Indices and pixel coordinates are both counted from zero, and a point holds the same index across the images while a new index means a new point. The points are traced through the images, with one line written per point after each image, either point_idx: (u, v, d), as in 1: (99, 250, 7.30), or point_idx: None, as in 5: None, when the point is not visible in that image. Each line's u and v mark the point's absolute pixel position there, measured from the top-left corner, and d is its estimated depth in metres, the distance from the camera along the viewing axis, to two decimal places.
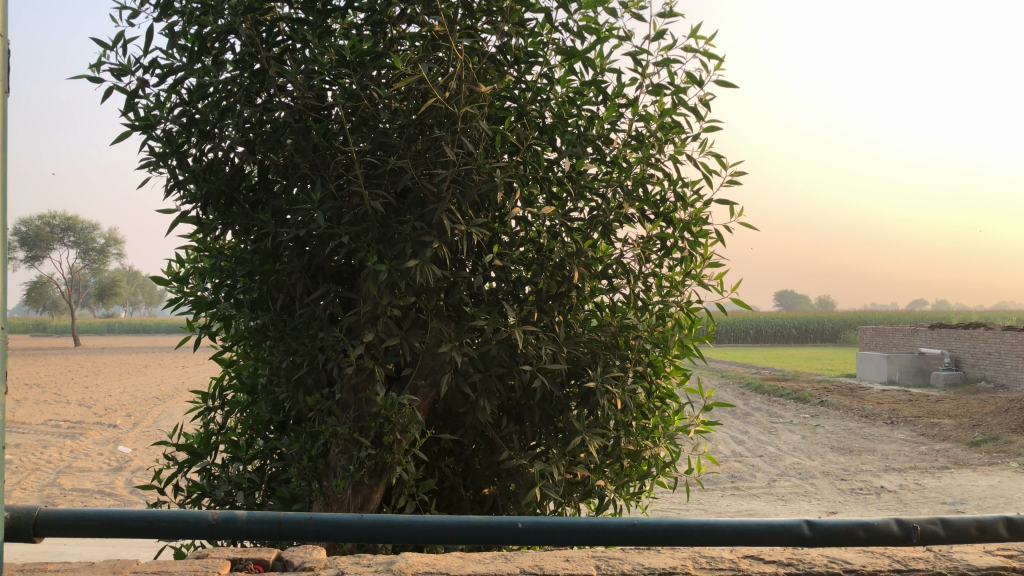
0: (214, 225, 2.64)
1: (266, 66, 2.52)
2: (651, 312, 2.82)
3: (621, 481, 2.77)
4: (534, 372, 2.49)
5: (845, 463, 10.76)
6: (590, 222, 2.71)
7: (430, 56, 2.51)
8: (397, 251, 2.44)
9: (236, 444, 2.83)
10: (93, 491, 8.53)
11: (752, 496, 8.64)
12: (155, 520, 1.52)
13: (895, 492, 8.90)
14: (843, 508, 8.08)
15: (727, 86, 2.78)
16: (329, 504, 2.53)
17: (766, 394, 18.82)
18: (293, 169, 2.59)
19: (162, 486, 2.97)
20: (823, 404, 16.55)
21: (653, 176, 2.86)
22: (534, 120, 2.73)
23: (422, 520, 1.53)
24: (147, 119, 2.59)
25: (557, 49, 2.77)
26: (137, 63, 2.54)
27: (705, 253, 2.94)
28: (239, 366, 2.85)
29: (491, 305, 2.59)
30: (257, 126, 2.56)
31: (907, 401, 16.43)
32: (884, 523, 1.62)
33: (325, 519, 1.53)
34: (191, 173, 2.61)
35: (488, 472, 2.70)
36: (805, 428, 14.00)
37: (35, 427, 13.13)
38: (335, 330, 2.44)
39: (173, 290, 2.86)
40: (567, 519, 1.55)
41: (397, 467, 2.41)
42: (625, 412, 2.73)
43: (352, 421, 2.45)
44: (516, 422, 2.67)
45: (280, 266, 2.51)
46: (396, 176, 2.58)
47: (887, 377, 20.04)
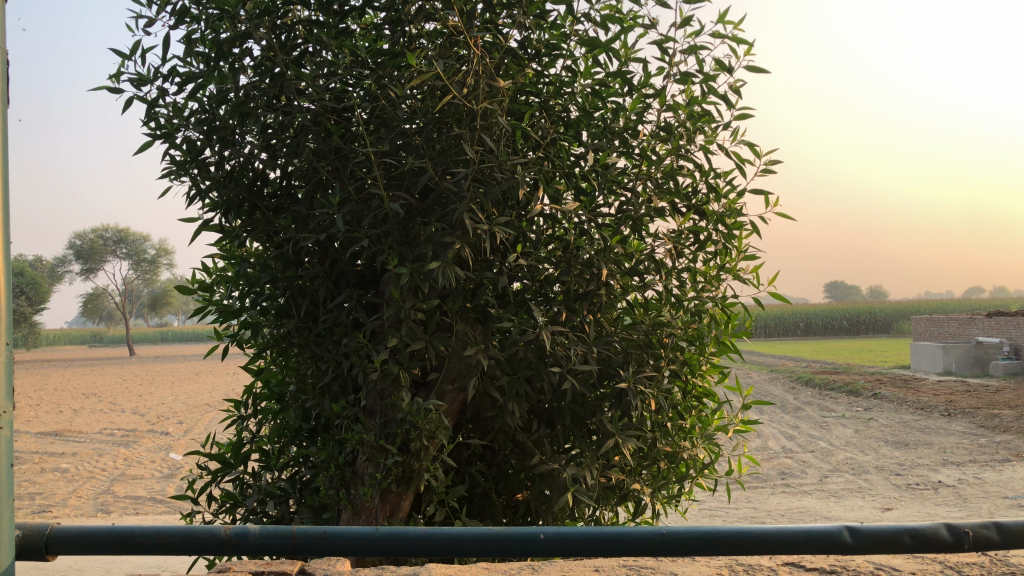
0: (237, 232, 2.60)
1: (283, 69, 2.48)
2: (686, 309, 2.72)
3: (658, 485, 2.67)
4: (564, 373, 2.42)
5: (901, 457, 10.47)
6: (620, 217, 2.62)
7: (450, 53, 2.45)
8: (418, 253, 2.38)
9: (267, 452, 2.80)
10: (145, 498, 8.67)
11: (804, 493, 8.45)
12: (167, 536, 1.47)
13: (954, 486, 8.60)
14: (899, 505, 7.84)
15: (758, 72, 2.68)
16: (358, 513, 2.49)
17: (818, 388, 18.46)
18: (315, 174, 2.55)
19: (196, 496, 2.95)
20: (876, 397, 16.16)
21: (683, 168, 2.77)
22: (559, 114, 2.66)
23: (439, 532, 1.45)
24: (167, 128, 2.58)
25: (580, 40, 2.70)
26: (156, 72, 2.53)
27: (741, 246, 2.83)
28: (267, 374, 2.82)
29: (517, 306, 2.52)
30: (277, 130, 2.52)
31: (964, 392, 15.98)
32: (932, 528, 1.51)
33: (339, 532, 1.46)
34: (213, 181, 2.59)
35: (521, 477, 2.63)
36: (858, 421, 13.67)
37: (90, 436, 13.45)
38: (358, 335, 2.40)
39: (200, 299, 2.84)
40: (591, 529, 1.46)
41: (425, 474, 2.35)
42: (660, 412, 2.64)
43: (378, 427, 2.40)
44: (548, 425, 2.59)
45: (303, 273, 2.48)
46: (417, 177, 2.52)
47: (944, 368, 19.51)
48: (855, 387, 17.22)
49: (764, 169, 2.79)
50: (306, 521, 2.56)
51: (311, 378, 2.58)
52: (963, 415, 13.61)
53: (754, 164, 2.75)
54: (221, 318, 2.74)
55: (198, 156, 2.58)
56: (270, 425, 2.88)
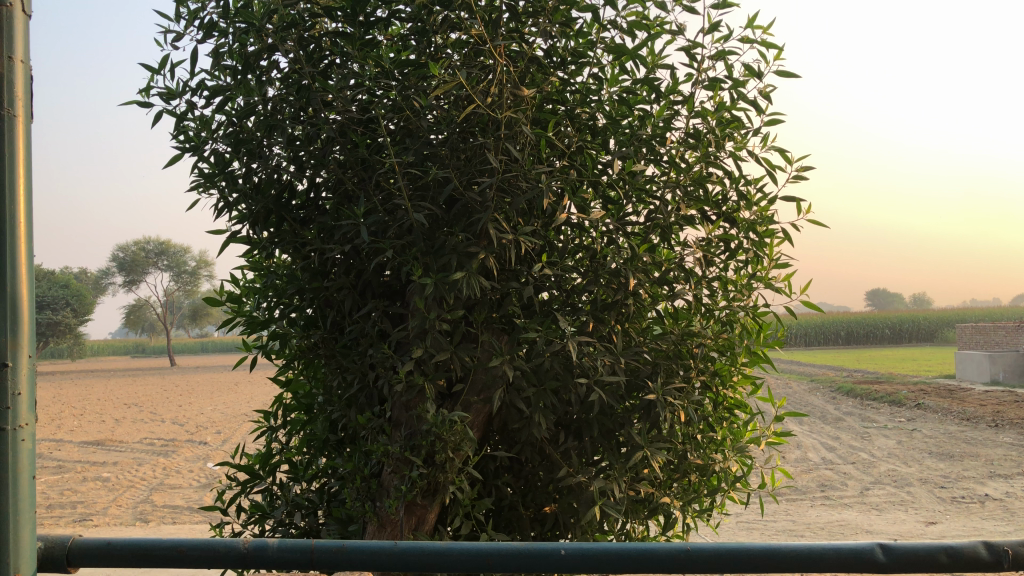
0: (264, 244, 2.62)
1: (310, 81, 2.48)
2: (717, 318, 2.67)
3: (688, 497, 2.63)
4: (591, 385, 2.37)
5: (945, 469, 10.22)
6: (648, 225, 2.59)
7: (474, 62, 2.44)
8: (443, 263, 2.36)
9: (295, 464, 2.79)
10: (184, 507, 8.78)
11: (843, 506, 8.29)
12: (186, 549, 1.46)
13: (1001, 500, 8.37)
14: (943, 519, 7.64)
15: (788, 77, 2.63)
16: (383, 526, 2.47)
17: (859, 398, 18.14)
18: (342, 185, 2.54)
19: (226, 507, 2.95)
20: (920, 407, 15.85)
21: (713, 175, 2.72)
22: (586, 123, 2.63)
23: (459, 548, 1.42)
24: (195, 140, 2.60)
25: (607, 48, 2.67)
26: (185, 86, 2.56)
27: (773, 254, 2.77)
28: (295, 385, 2.82)
29: (544, 316, 2.49)
30: (304, 141, 2.52)
31: (1010, 402, 15.61)
32: (970, 547, 1.44)
33: (358, 546, 1.44)
34: (241, 193, 2.58)
35: (549, 489, 2.59)
36: (901, 432, 13.40)
37: (131, 445, 13.66)
38: (384, 346, 2.38)
39: (228, 311, 2.84)
40: (614, 545, 1.42)
41: (451, 487, 2.33)
42: (690, 424, 2.60)
43: (403, 439, 2.38)
44: (575, 437, 2.55)
45: (328, 284, 2.48)
46: (441, 187, 2.51)
47: (990, 377, 19.05)
48: (898, 397, 16.88)
49: (795, 175, 2.73)
50: (333, 533, 2.55)
51: (337, 390, 2.58)
52: (1011, 426, 13.26)
53: (785, 170, 2.70)
54: (249, 329, 2.75)
55: (225, 168, 2.59)
56: (299, 436, 2.88)
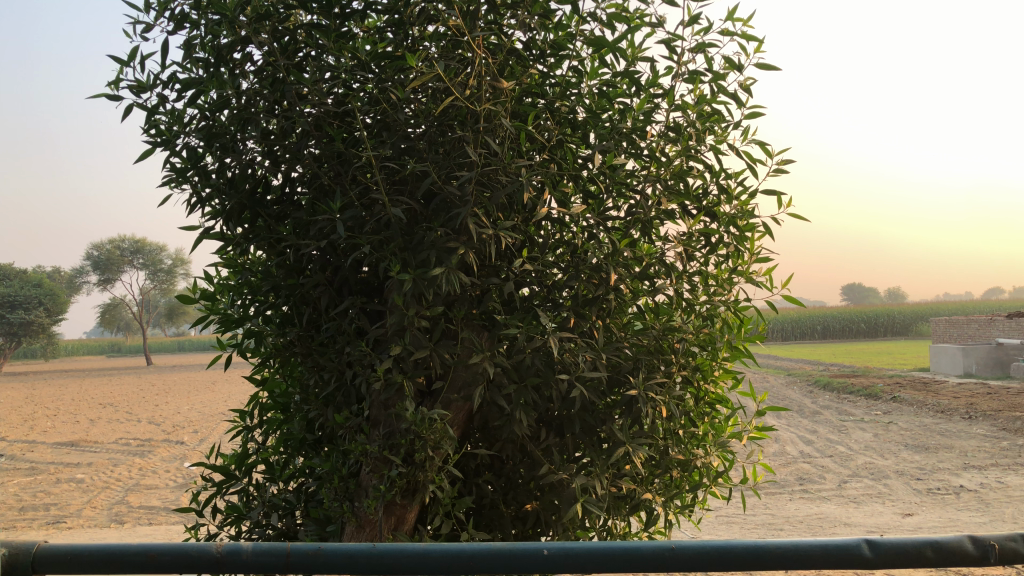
0: (239, 241, 2.55)
1: (284, 74, 2.43)
2: (697, 313, 2.65)
3: (670, 494, 2.61)
4: (572, 381, 2.35)
5: (922, 461, 10.32)
6: (629, 220, 2.57)
7: (452, 54, 2.40)
8: (421, 258, 2.32)
9: (272, 463, 2.75)
10: (161, 508, 8.68)
11: (822, 499, 8.34)
12: (158, 555, 1.42)
13: (976, 491, 8.46)
14: (920, 511, 7.71)
15: (768, 69, 2.62)
16: (362, 526, 2.43)
17: (836, 391, 18.29)
18: (317, 180, 2.50)
19: (201, 508, 2.88)
20: (895, 400, 16.01)
21: (693, 169, 2.70)
22: (565, 116, 2.60)
23: (439, 549, 1.38)
24: (167, 134, 2.54)
25: (586, 40, 2.64)
26: (155, 79, 2.50)
27: (753, 248, 2.76)
28: (272, 383, 2.77)
29: (524, 312, 2.45)
30: (278, 135, 2.46)
31: (984, 395, 15.81)
32: (955, 541, 1.43)
33: (336, 549, 1.40)
34: (214, 188, 2.53)
35: (530, 486, 2.56)
36: (877, 425, 13.51)
37: (106, 445, 13.49)
38: (361, 344, 2.34)
39: (202, 309, 2.78)
40: (598, 543, 1.39)
41: (430, 485, 2.29)
42: (672, 419, 2.57)
43: (382, 438, 2.34)
44: (557, 434, 2.52)
45: (304, 280, 2.43)
46: (420, 181, 2.47)
47: (964, 370, 19.27)
48: (875, 390, 17.03)
49: (776, 169, 2.72)
50: (311, 534, 2.51)
51: (314, 388, 2.53)
52: (985, 417, 13.42)
53: (766, 163, 2.68)
54: (224, 327, 2.69)
55: (198, 163, 2.53)
56: (276, 435, 2.83)
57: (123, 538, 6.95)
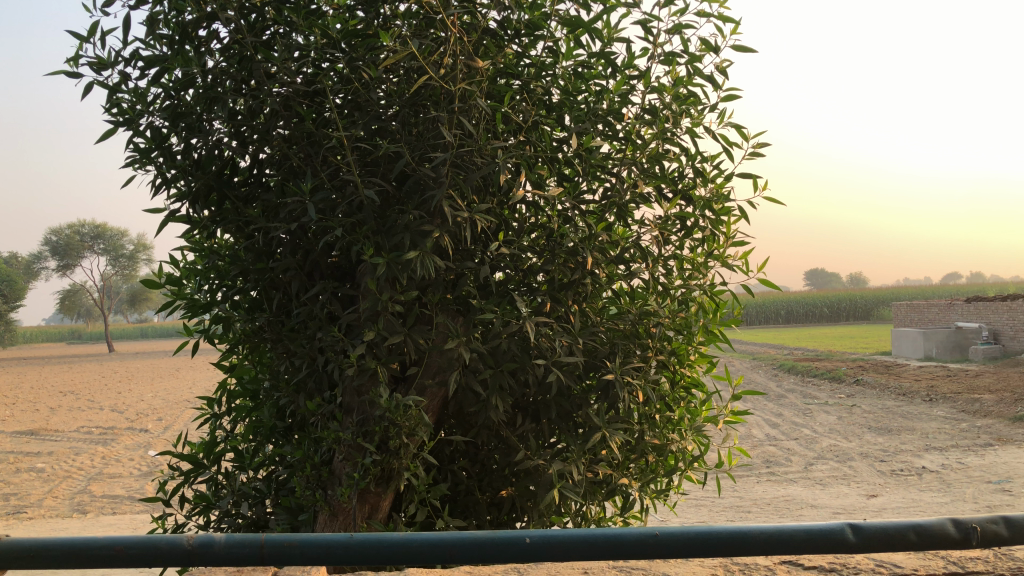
0: (205, 224, 2.48)
1: (252, 52, 2.36)
2: (673, 297, 2.63)
3: (646, 479, 2.59)
4: (549, 365, 2.33)
5: (885, 443, 10.49)
6: (604, 203, 2.54)
7: (425, 32, 2.34)
8: (395, 242, 2.27)
9: (241, 451, 2.69)
10: (125, 497, 8.54)
11: (789, 481, 8.45)
12: (125, 548, 1.37)
13: (938, 472, 8.62)
14: (884, 491, 7.84)
15: (744, 51, 2.60)
16: (335, 515, 2.38)
17: (800, 375, 18.53)
18: (286, 161, 2.43)
19: (168, 498, 2.81)
20: (859, 383, 16.26)
21: (669, 152, 2.68)
22: (541, 97, 2.55)
23: (418, 538, 1.34)
24: (130, 113, 2.46)
25: (562, 21, 2.60)
26: (117, 56, 2.41)
27: (729, 232, 2.74)
28: (241, 370, 2.70)
29: (500, 296, 2.41)
30: (246, 115, 2.38)
31: (944, 377, 16.11)
32: (938, 524, 1.42)
33: (311, 539, 1.35)
34: (180, 170, 2.45)
35: (506, 473, 2.53)
36: (841, 408, 13.71)
37: (68, 434, 13.25)
38: (333, 330, 2.29)
39: (168, 294, 2.70)
40: (581, 530, 1.35)
41: (405, 473, 2.25)
42: (648, 404, 2.55)
43: (355, 425, 2.29)
44: (533, 420, 2.49)
45: (274, 264, 2.36)
46: (393, 163, 2.41)
47: (924, 353, 19.61)
48: (838, 374, 17.27)
49: (751, 152, 2.70)
50: (283, 523, 2.46)
51: (285, 375, 2.48)
52: (945, 399, 13.68)
53: (742, 147, 2.67)
54: (191, 313, 2.62)
55: (162, 143, 2.45)
56: (245, 423, 2.77)
57: (87, 528, 6.82)
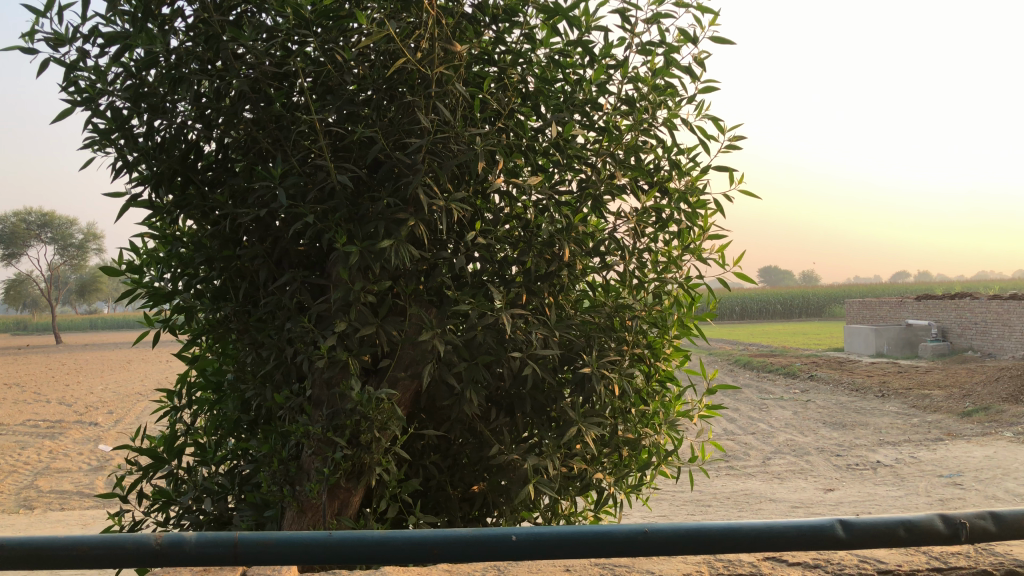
0: (168, 209, 2.38)
1: (219, 31, 2.26)
2: (647, 290, 2.60)
3: (620, 473, 2.57)
4: (525, 358, 2.28)
5: (839, 437, 10.66)
6: (580, 194, 2.49)
7: (401, 15, 2.27)
8: (368, 231, 2.21)
9: (203, 445, 2.59)
10: (73, 492, 8.31)
11: (748, 475, 8.53)
12: (88, 548, 1.29)
13: (892, 466, 8.78)
14: (841, 485, 7.96)
15: (722, 43, 2.57)
16: (303, 511, 2.31)
17: (756, 370, 18.77)
18: (254, 145, 2.34)
19: (125, 494, 2.70)
20: (813, 379, 16.52)
21: (646, 144, 2.64)
22: (517, 85, 2.50)
23: (401, 536, 1.26)
24: (89, 92, 2.34)
25: (539, 8, 2.55)
26: (76, 32, 2.30)
27: (705, 225, 2.72)
28: (203, 361, 2.61)
29: (475, 288, 2.36)
30: (212, 97, 2.29)
31: (895, 373, 16.44)
32: (927, 520, 1.40)
33: (287, 538, 1.28)
34: (141, 152, 2.35)
35: (478, 468, 2.49)
36: (796, 403, 13.91)
37: (14, 427, 12.86)
38: (303, 320, 2.21)
39: (128, 282, 2.59)
40: (568, 528, 1.29)
41: (377, 468, 2.18)
42: (623, 398, 2.52)
43: (326, 419, 2.22)
44: (507, 413, 2.44)
45: (241, 252, 2.28)
46: (366, 149, 2.34)
47: (875, 350, 20.01)
48: (793, 370, 17.52)
49: (728, 145, 2.68)
50: (248, 519, 2.37)
51: (251, 366, 2.39)
52: (896, 395, 13.97)
53: (718, 139, 2.64)
54: (152, 301, 2.52)
55: (123, 124, 2.35)
56: (207, 416, 2.67)
57: (33, 524, 6.61)
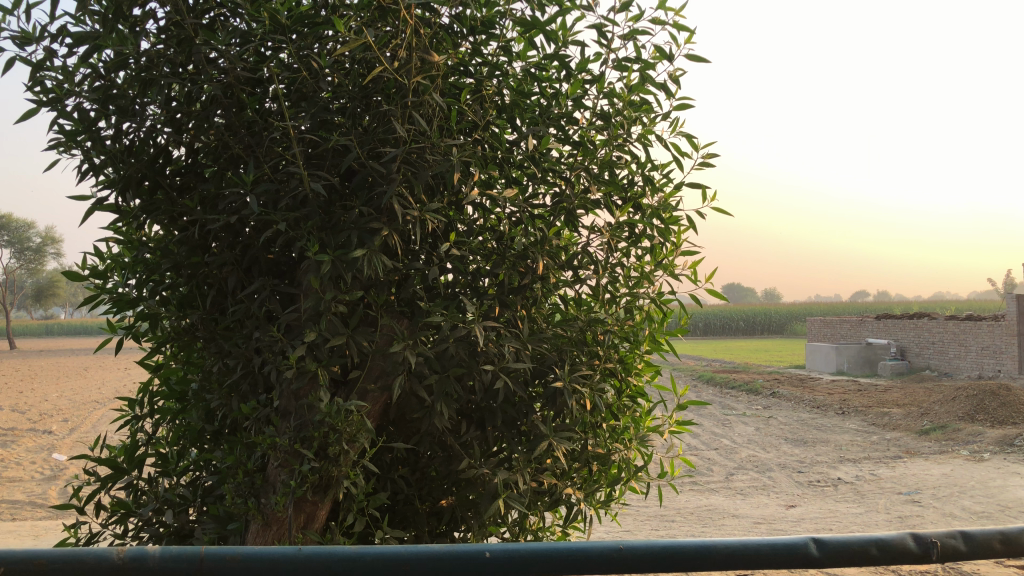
0: (135, 214, 2.33)
1: (192, 34, 2.22)
2: (619, 306, 2.60)
3: (590, 489, 2.55)
4: (496, 372, 2.27)
5: (801, 454, 10.76)
6: (553, 208, 2.48)
7: (378, 23, 2.25)
8: (341, 239, 2.18)
9: (165, 455, 2.53)
10: (23, 502, 8.10)
11: (711, 491, 8.57)
12: (47, 562, 1.24)
13: (852, 483, 8.88)
14: (802, 502, 8.03)
15: (698, 60, 2.59)
16: (268, 524, 2.26)
17: (719, 386, 18.92)
18: (225, 151, 2.30)
19: (82, 505, 2.62)
20: (775, 395, 16.70)
21: (620, 159, 2.65)
22: (493, 97, 2.49)
23: (373, 551, 1.23)
24: (55, 93, 2.29)
25: (516, 21, 2.54)
26: (43, 31, 2.25)
27: (677, 242, 2.73)
28: (167, 369, 2.55)
29: (447, 299, 2.34)
30: (183, 101, 2.25)
31: (855, 391, 16.68)
32: (899, 539, 1.38)
33: (255, 553, 1.24)
34: (109, 155, 2.30)
35: (447, 481, 2.46)
36: (759, 420, 14.04)
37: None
38: (272, 329, 2.17)
39: (91, 287, 2.53)
40: (541, 544, 1.26)
41: (345, 481, 2.15)
42: (594, 412, 2.51)
43: (293, 430, 2.18)
44: (477, 427, 2.42)
45: (208, 259, 2.24)
46: (340, 157, 2.31)
47: (836, 368, 20.27)
48: (755, 386, 17.69)
49: (701, 162, 2.69)
50: (210, 532, 2.32)
51: (217, 376, 2.35)
52: (856, 412, 14.16)
53: (692, 156, 2.65)
54: (116, 308, 2.46)
55: (90, 126, 2.30)
56: (170, 426, 2.61)
57: None
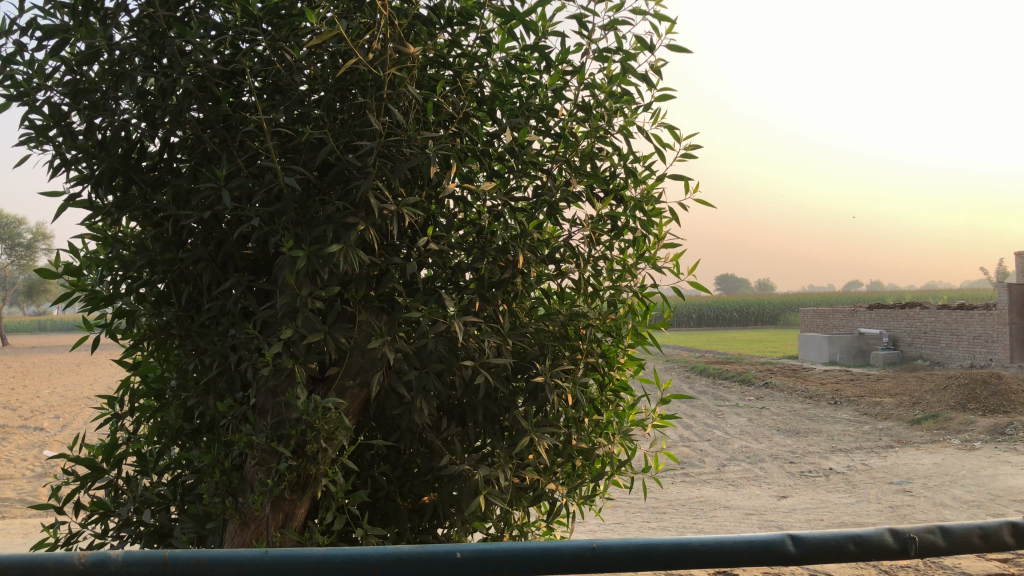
0: (109, 210, 2.29)
1: (165, 27, 2.18)
2: (602, 298, 2.60)
3: (573, 484, 2.53)
4: (477, 367, 2.24)
5: (792, 445, 10.77)
6: (534, 201, 2.45)
7: (352, 15, 2.21)
8: (317, 234, 2.15)
9: (144, 454, 2.50)
10: (13, 500, 8.05)
11: (703, 483, 8.56)
12: (7, 568, 1.21)
13: (844, 473, 8.88)
14: (794, 492, 8.03)
15: (679, 51, 2.56)
16: (246, 524, 2.23)
17: (712, 378, 18.93)
18: (200, 146, 2.27)
19: (60, 505, 2.58)
20: (767, 386, 16.72)
21: (602, 151, 2.62)
22: (473, 89, 2.46)
23: (341, 553, 1.21)
24: (26, 87, 2.25)
25: (495, 12, 2.51)
26: (12, 24, 2.21)
27: (660, 234, 2.70)
28: (146, 367, 2.51)
29: (426, 294, 2.31)
30: (156, 95, 2.21)
31: (847, 381, 16.71)
32: (877, 535, 1.36)
33: (220, 556, 1.21)
34: (81, 150, 2.26)
35: (428, 478, 2.44)
36: (751, 410, 14.05)
37: None
38: (248, 326, 2.14)
39: (66, 284, 2.49)
40: (514, 544, 1.24)
41: (323, 479, 2.12)
42: (577, 407, 2.49)
43: (270, 428, 2.15)
44: (458, 423, 2.40)
45: (183, 255, 2.21)
46: (315, 151, 2.28)
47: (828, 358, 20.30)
48: (748, 377, 17.71)
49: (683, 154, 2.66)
50: (188, 531, 2.29)
51: (194, 373, 2.32)
52: (848, 402, 14.18)
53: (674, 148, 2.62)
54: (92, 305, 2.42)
55: (62, 121, 2.26)
56: (149, 424, 2.58)
57: None
